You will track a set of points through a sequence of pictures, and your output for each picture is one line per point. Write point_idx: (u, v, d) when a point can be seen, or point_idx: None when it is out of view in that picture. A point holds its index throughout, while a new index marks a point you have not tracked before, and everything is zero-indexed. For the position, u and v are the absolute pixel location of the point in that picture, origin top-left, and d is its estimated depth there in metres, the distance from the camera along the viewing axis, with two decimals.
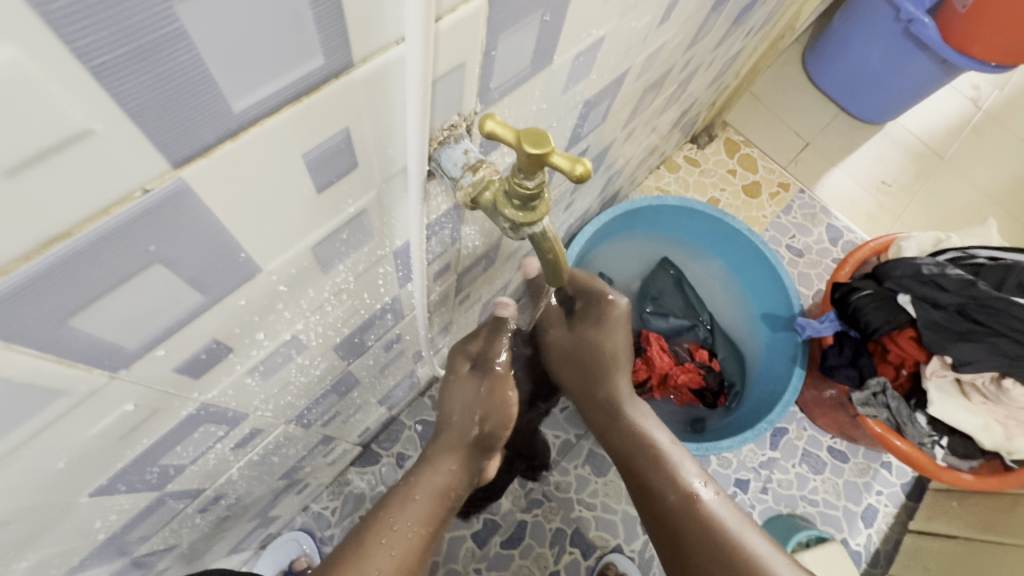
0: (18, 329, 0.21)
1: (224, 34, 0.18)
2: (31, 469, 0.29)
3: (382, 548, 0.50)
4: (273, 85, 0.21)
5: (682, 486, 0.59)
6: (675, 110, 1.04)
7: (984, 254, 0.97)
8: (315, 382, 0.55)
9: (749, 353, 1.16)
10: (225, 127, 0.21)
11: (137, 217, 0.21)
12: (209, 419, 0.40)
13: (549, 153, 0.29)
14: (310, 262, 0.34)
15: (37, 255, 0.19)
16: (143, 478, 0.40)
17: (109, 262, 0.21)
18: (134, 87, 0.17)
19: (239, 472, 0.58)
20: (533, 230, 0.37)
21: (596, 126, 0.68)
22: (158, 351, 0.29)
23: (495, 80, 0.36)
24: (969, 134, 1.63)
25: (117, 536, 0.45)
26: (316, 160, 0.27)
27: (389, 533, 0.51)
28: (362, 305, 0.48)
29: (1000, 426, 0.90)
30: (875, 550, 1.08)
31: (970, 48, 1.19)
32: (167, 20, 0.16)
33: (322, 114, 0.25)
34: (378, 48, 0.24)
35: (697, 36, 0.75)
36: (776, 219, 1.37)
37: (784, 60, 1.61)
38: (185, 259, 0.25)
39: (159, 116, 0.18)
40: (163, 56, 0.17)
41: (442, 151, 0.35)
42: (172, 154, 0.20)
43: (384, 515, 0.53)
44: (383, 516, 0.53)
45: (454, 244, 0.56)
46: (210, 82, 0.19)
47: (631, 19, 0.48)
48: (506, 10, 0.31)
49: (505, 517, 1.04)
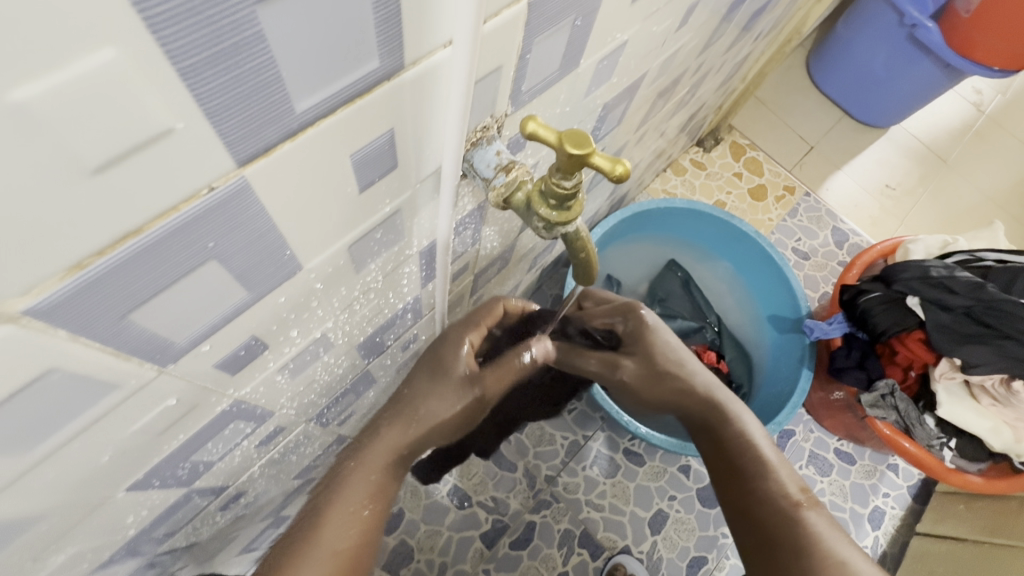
0: (83, 322, 0.21)
1: (295, 37, 0.19)
2: (77, 463, 0.29)
3: (334, 523, 0.44)
4: (332, 86, 0.22)
5: (789, 495, 0.51)
6: (684, 114, 1.05)
7: (992, 257, 0.98)
8: (337, 380, 0.56)
9: (757, 355, 1.17)
10: (286, 127, 0.21)
11: (202, 214, 0.21)
12: (240, 415, 0.41)
13: (590, 154, 0.30)
14: (346, 261, 0.35)
15: (110, 250, 0.19)
16: (175, 474, 0.40)
17: (172, 257, 0.22)
18: (212, 88, 0.18)
19: (260, 470, 0.58)
20: (566, 230, 0.37)
21: (611, 129, 0.69)
22: (203, 347, 0.29)
23: (526, 82, 0.36)
24: (972, 138, 1.64)
25: (144, 532, 0.46)
26: (362, 160, 0.28)
27: (342, 511, 0.44)
28: (386, 304, 0.49)
29: (1009, 429, 0.91)
30: (882, 552, 1.09)
31: (974, 52, 1.20)
32: (248, 22, 0.17)
33: (370, 116, 0.25)
34: (427, 51, 0.25)
35: (710, 40, 0.75)
36: (782, 222, 1.38)
37: (789, 64, 1.62)
38: (236, 255, 0.25)
39: (232, 116, 0.19)
40: (242, 59, 0.18)
41: (474, 152, 0.36)
42: (238, 153, 0.20)
43: (336, 489, 0.45)
44: (333, 489, 0.45)
45: (473, 245, 0.56)
46: (279, 83, 0.19)
47: (652, 24, 0.49)
48: (543, 15, 0.31)
49: (515, 517, 1.04)
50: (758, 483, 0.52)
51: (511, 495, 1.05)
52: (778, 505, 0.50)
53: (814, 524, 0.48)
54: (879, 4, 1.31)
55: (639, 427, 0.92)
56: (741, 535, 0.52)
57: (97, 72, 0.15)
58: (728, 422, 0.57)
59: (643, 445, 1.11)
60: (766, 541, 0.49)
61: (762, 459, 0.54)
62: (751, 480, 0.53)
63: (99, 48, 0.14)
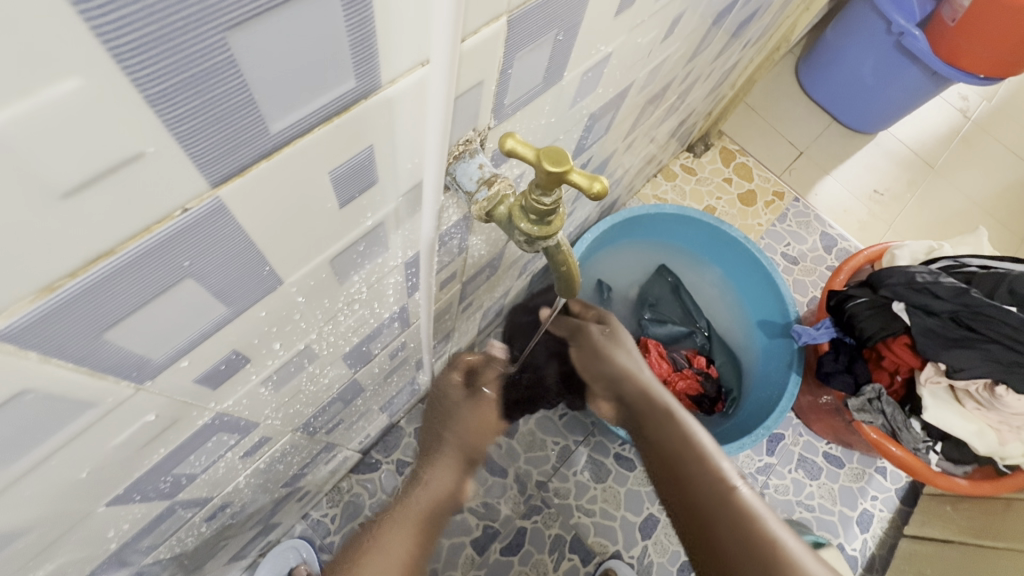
0: (56, 343, 0.21)
1: (266, 63, 0.19)
2: (53, 480, 0.29)
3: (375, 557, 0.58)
4: (309, 105, 0.22)
5: (717, 480, 0.56)
6: (674, 120, 1.06)
7: (975, 263, 0.99)
8: (323, 390, 0.55)
9: (746, 359, 1.18)
10: (261, 147, 0.21)
11: (177, 233, 0.21)
12: (223, 428, 0.41)
13: (568, 171, 0.30)
14: (329, 274, 0.35)
15: (81, 272, 0.19)
16: (157, 487, 0.40)
17: (147, 277, 0.22)
18: (183, 112, 0.18)
19: (246, 480, 0.58)
20: (547, 243, 0.37)
21: (599, 137, 0.69)
22: (182, 362, 0.29)
23: (509, 96, 0.36)
24: (957, 144, 1.67)
25: (127, 544, 0.45)
26: (341, 176, 0.28)
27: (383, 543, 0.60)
28: (372, 314, 0.48)
29: (993, 432, 0.92)
30: (870, 555, 1.10)
31: (960, 61, 1.22)
32: (218, 48, 0.17)
33: (348, 133, 0.25)
34: (403, 70, 0.25)
35: (698, 49, 0.76)
36: (771, 227, 1.39)
37: (778, 70, 1.64)
38: (214, 272, 0.25)
39: (203, 138, 0.19)
40: (213, 83, 0.18)
41: (457, 166, 0.36)
42: (212, 174, 0.20)
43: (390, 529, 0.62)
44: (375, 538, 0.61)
45: (461, 254, 0.57)
46: (252, 107, 0.19)
47: (637, 36, 0.49)
48: (524, 31, 0.32)
49: (505, 523, 1.04)
50: (714, 499, 0.55)
51: (501, 500, 1.05)
52: (706, 491, 0.56)
53: (741, 496, 0.55)
54: (866, 13, 1.33)
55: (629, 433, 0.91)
56: (685, 525, 0.57)
57: (62, 100, 0.15)
58: (669, 421, 0.64)
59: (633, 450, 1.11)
60: (703, 527, 0.55)
61: (699, 452, 0.60)
62: (690, 467, 0.59)
63: (65, 78, 0.14)
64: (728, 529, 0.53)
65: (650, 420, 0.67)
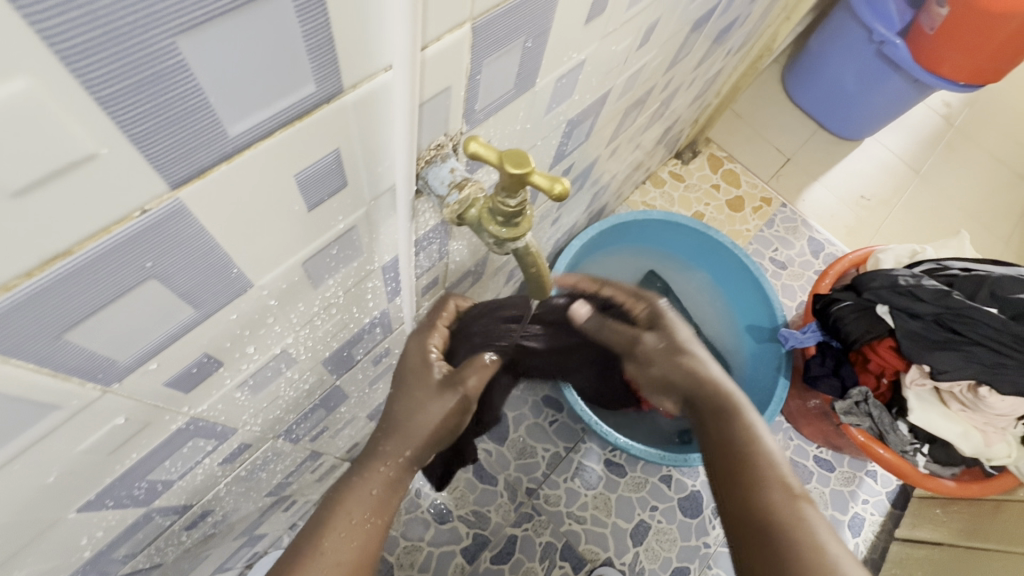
0: (14, 344, 0.21)
1: (219, 66, 0.19)
2: (18, 484, 0.29)
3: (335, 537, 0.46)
4: (269, 109, 0.22)
5: (788, 490, 0.50)
6: (658, 127, 1.07)
7: (957, 266, 1.00)
8: (304, 396, 0.55)
9: (735, 363, 1.18)
10: (220, 149, 0.22)
11: (137, 234, 0.22)
12: (198, 433, 0.41)
13: (530, 173, 0.30)
14: (301, 277, 0.35)
15: (38, 271, 0.20)
16: (131, 493, 0.40)
17: (108, 277, 0.22)
18: (136, 113, 0.18)
19: (227, 488, 0.57)
20: (517, 245, 0.38)
21: (580, 143, 0.70)
22: (150, 365, 0.30)
23: (479, 102, 0.37)
24: (942, 150, 1.69)
25: (102, 553, 0.45)
26: (308, 180, 0.28)
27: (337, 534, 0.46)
28: (351, 319, 0.49)
29: (978, 433, 0.93)
30: (863, 559, 1.09)
31: (940, 68, 1.24)
32: (170, 51, 0.17)
33: (313, 136, 0.26)
34: (367, 75, 0.26)
35: (678, 56, 0.77)
36: (758, 233, 1.40)
37: (763, 79, 1.67)
38: (178, 274, 0.26)
39: (159, 139, 0.19)
40: (166, 84, 0.18)
41: (429, 169, 0.36)
42: (171, 175, 0.21)
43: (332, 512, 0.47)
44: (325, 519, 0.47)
45: (442, 259, 0.57)
46: (209, 109, 0.20)
47: (611, 44, 0.50)
48: (490, 37, 0.32)
49: (495, 531, 1.03)
50: (773, 499, 0.49)
51: (492, 508, 1.05)
52: (774, 503, 0.49)
53: (811, 519, 0.48)
54: (847, 21, 1.35)
55: (619, 438, 0.92)
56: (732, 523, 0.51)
57: (9, 102, 0.15)
58: (737, 416, 0.56)
59: (624, 456, 1.11)
60: (761, 539, 0.48)
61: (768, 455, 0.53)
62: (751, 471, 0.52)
63: (13, 79, 0.15)
64: (780, 529, 0.47)
65: (710, 413, 0.58)
